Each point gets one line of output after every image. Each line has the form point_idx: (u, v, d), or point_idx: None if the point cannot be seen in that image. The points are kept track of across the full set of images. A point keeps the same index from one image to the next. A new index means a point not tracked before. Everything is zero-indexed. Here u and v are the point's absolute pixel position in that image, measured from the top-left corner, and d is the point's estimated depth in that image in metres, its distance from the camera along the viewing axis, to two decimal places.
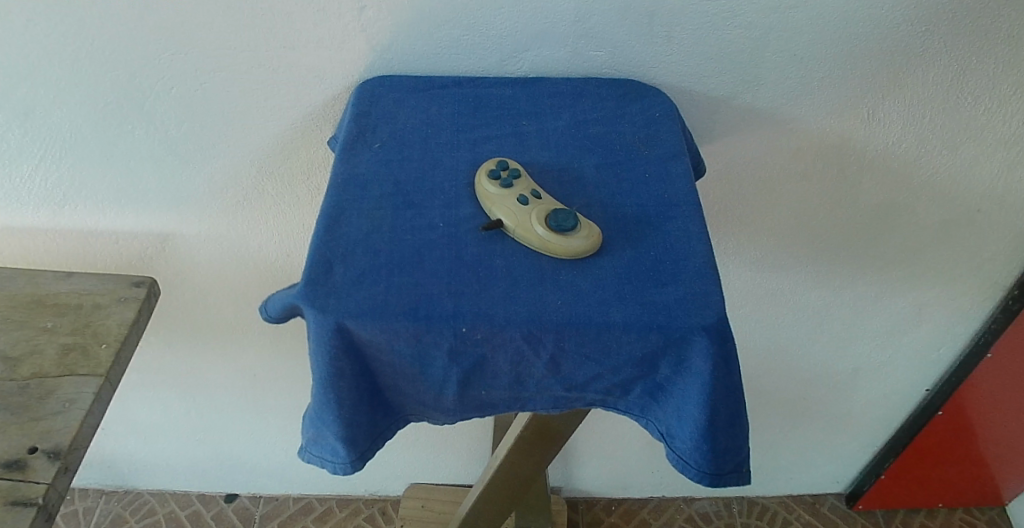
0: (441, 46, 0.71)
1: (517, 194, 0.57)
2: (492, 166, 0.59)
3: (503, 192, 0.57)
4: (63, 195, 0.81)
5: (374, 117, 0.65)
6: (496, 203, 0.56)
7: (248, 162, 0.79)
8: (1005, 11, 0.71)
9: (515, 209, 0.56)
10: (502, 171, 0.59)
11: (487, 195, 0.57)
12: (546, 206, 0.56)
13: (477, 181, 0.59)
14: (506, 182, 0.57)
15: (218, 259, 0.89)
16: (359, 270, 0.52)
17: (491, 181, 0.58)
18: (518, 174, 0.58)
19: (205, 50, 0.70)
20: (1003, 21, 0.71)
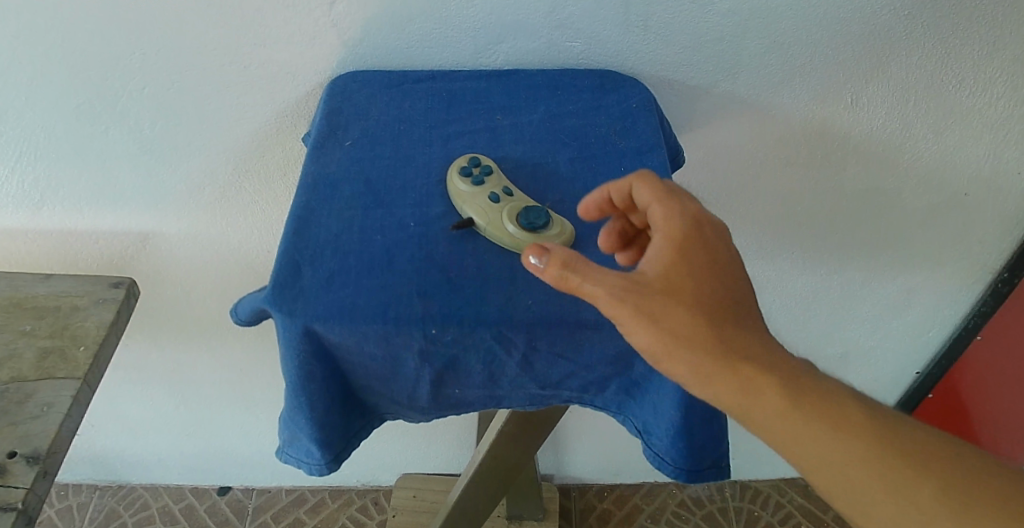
0: (414, 40, 0.70)
1: (488, 191, 0.56)
2: (464, 163, 0.59)
3: (474, 190, 0.56)
4: (40, 196, 0.81)
5: (346, 114, 0.65)
6: (467, 201, 0.56)
7: (225, 160, 0.79)
8: None
9: (486, 207, 0.55)
10: (474, 168, 0.58)
11: (458, 193, 0.56)
12: (519, 204, 0.55)
13: (448, 179, 0.58)
14: (478, 179, 0.57)
15: (199, 257, 0.88)
16: (328, 272, 0.52)
17: (462, 178, 0.57)
18: (490, 170, 0.58)
19: (176, 50, 0.69)
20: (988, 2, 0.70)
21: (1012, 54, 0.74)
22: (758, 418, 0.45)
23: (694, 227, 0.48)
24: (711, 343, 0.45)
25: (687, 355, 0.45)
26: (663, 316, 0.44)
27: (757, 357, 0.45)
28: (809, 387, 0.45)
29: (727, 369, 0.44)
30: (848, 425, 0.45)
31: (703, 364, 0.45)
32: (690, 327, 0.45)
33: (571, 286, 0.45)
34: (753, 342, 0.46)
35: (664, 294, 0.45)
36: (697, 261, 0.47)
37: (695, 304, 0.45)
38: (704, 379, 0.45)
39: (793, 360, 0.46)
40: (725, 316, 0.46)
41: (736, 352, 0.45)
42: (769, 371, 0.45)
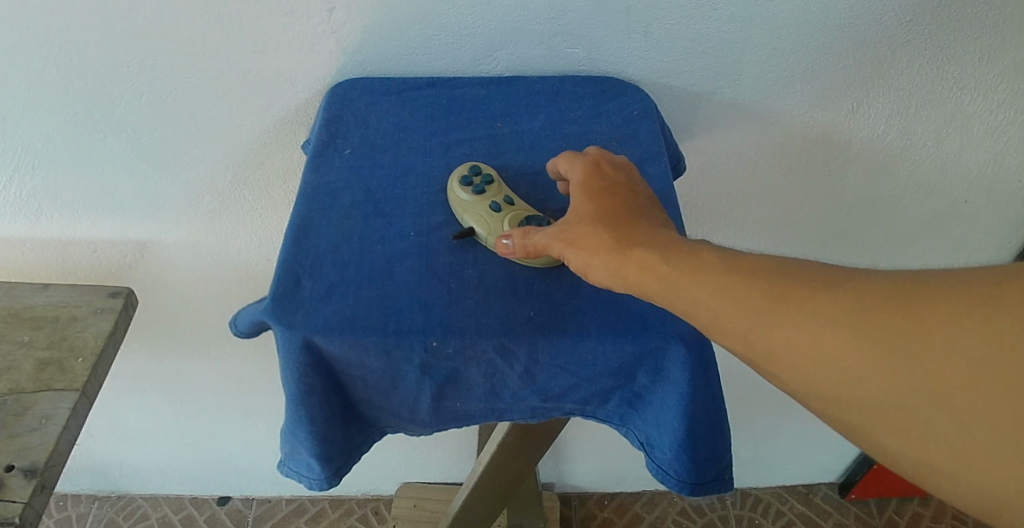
0: (414, 47, 0.69)
1: (489, 200, 0.55)
2: (465, 171, 0.58)
3: (476, 199, 0.55)
4: (37, 205, 0.80)
5: (345, 122, 0.64)
6: (469, 210, 0.55)
7: (224, 168, 0.78)
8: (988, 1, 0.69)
9: (488, 217, 0.54)
10: (474, 177, 0.57)
11: (459, 202, 0.56)
12: (521, 213, 0.55)
13: (449, 188, 0.57)
14: (479, 188, 0.56)
15: (198, 266, 0.88)
16: (328, 283, 0.51)
17: (463, 187, 0.56)
18: (490, 179, 0.57)
19: (174, 58, 0.69)
20: (992, 6, 0.70)
21: (1014, 60, 0.74)
22: (800, 369, 0.41)
23: (600, 166, 0.54)
24: (719, 295, 0.43)
25: (650, 284, 0.45)
26: (582, 234, 0.49)
27: (793, 308, 0.41)
28: (869, 323, 0.39)
29: (642, 267, 0.46)
30: (924, 361, 0.37)
31: (663, 284, 0.45)
32: (602, 234, 0.48)
33: (532, 250, 0.50)
34: (785, 290, 0.42)
35: (580, 219, 0.50)
36: (608, 189, 0.52)
37: (602, 215, 0.49)
38: (620, 270, 0.47)
39: (847, 296, 0.40)
40: (647, 231, 0.48)
41: (759, 307, 0.42)
42: (813, 322, 0.41)
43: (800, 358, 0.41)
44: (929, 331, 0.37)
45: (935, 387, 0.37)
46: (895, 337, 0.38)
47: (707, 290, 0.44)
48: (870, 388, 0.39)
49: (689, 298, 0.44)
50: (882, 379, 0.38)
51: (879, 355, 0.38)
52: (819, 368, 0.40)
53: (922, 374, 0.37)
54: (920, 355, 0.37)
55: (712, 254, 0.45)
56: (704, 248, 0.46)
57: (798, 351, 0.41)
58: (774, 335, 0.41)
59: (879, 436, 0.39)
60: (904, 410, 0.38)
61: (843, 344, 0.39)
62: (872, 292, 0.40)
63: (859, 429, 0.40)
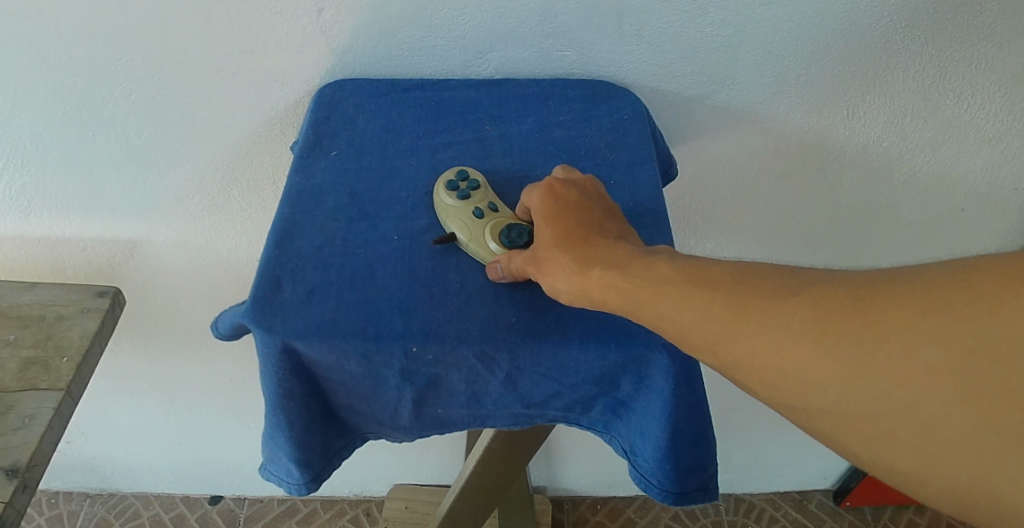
0: (404, 49, 0.69)
1: (474, 207, 0.55)
2: (452, 176, 0.57)
3: (460, 205, 0.55)
4: (26, 203, 0.80)
5: (332, 123, 0.64)
6: (452, 216, 0.54)
7: (213, 168, 0.78)
8: (985, 8, 0.68)
9: (471, 224, 0.54)
10: (461, 182, 0.57)
11: (444, 207, 0.55)
12: (505, 222, 0.54)
13: (435, 192, 0.56)
14: (464, 194, 0.55)
15: (188, 265, 0.87)
16: (309, 287, 0.51)
17: (448, 192, 0.56)
18: (477, 185, 0.56)
19: (161, 57, 0.68)
20: (989, 13, 0.69)
21: (1012, 68, 0.73)
22: (783, 383, 0.41)
23: (564, 181, 0.54)
24: (686, 306, 0.43)
25: (615, 300, 0.45)
26: (551, 256, 0.49)
27: (762, 318, 0.41)
28: (836, 330, 0.39)
29: (606, 283, 0.46)
30: (896, 366, 0.38)
31: (627, 299, 0.45)
32: (568, 253, 0.48)
33: (517, 274, 0.50)
34: (750, 302, 0.42)
35: (549, 240, 0.50)
36: (571, 204, 0.51)
37: (568, 233, 0.49)
38: (586, 289, 0.47)
39: (817, 306, 0.40)
40: (610, 244, 0.48)
41: (733, 320, 0.42)
42: (782, 331, 0.41)
43: (772, 369, 0.41)
44: (897, 333, 0.38)
45: (909, 388, 0.37)
46: (863, 342, 0.39)
47: (673, 301, 0.43)
48: (855, 396, 0.39)
49: (655, 312, 0.44)
50: (856, 386, 0.39)
51: (851, 362, 0.39)
52: (799, 382, 0.40)
53: (897, 378, 0.38)
54: (891, 359, 0.38)
55: (673, 264, 0.45)
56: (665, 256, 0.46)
57: (769, 362, 0.41)
58: (744, 347, 0.42)
59: (855, 440, 0.40)
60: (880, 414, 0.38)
61: (816, 355, 0.40)
62: (836, 298, 0.40)
63: (836, 435, 0.40)
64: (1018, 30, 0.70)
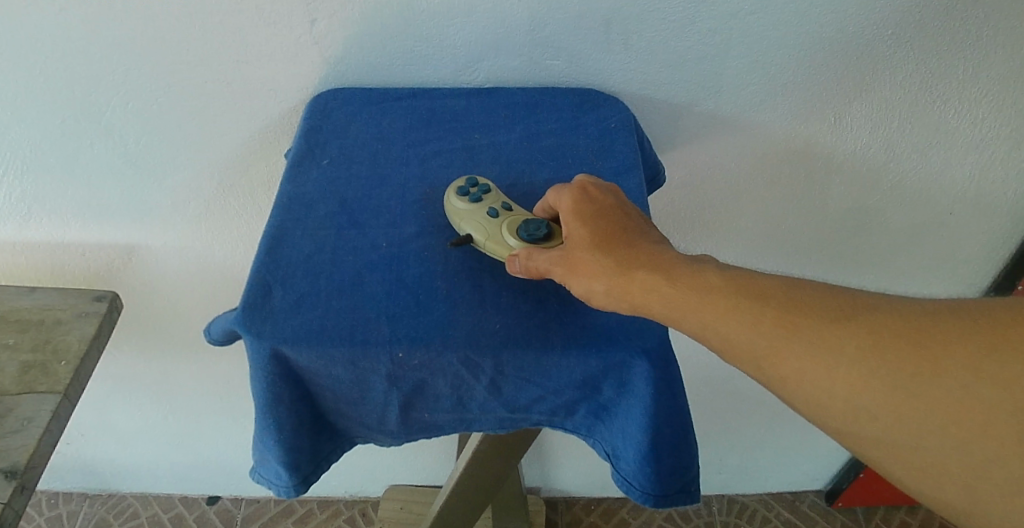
0: (396, 58, 0.70)
1: (487, 207, 0.56)
2: (461, 182, 0.59)
3: (474, 208, 0.56)
4: (25, 208, 0.81)
5: (324, 131, 0.65)
6: (468, 220, 0.56)
7: (209, 175, 0.79)
8: (970, 14, 0.69)
9: (488, 226, 0.55)
10: (470, 186, 0.58)
11: (458, 212, 0.56)
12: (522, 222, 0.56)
13: (446, 199, 0.58)
14: (476, 197, 0.57)
15: (185, 270, 0.89)
16: (298, 293, 0.52)
17: (459, 197, 0.57)
18: (486, 187, 0.58)
19: (158, 66, 0.69)
20: (974, 19, 0.70)
21: (998, 75, 0.74)
22: (826, 401, 0.42)
23: (593, 188, 0.55)
24: (735, 318, 0.44)
25: (656, 304, 0.47)
26: (585, 259, 0.50)
27: (812, 337, 0.42)
28: (888, 357, 0.41)
29: (647, 288, 0.47)
30: (945, 400, 0.39)
31: (669, 304, 0.46)
32: (604, 258, 0.49)
33: (536, 272, 0.51)
34: (799, 318, 0.43)
35: (582, 244, 0.51)
36: (604, 212, 0.53)
37: (603, 239, 0.51)
38: (625, 291, 0.48)
39: (868, 328, 0.42)
40: (648, 251, 0.50)
41: (781, 336, 0.43)
42: (832, 352, 0.42)
43: (816, 390, 0.42)
44: (948, 366, 0.39)
45: (953, 421, 0.39)
46: (914, 370, 0.40)
47: (722, 313, 0.45)
48: (898, 423, 0.40)
49: (700, 320, 0.45)
50: (900, 412, 0.40)
51: (899, 389, 0.40)
52: (842, 401, 0.41)
53: (947, 411, 0.39)
54: (939, 390, 0.39)
55: (720, 276, 0.46)
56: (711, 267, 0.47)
57: (815, 380, 0.42)
58: (789, 363, 0.43)
59: (892, 462, 0.41)
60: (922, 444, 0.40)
61: (862, 377, 0.41)
62: (888, 324, 0.42)
63: (870, 453, 0.42)
64: (1002, 39, 0.71)
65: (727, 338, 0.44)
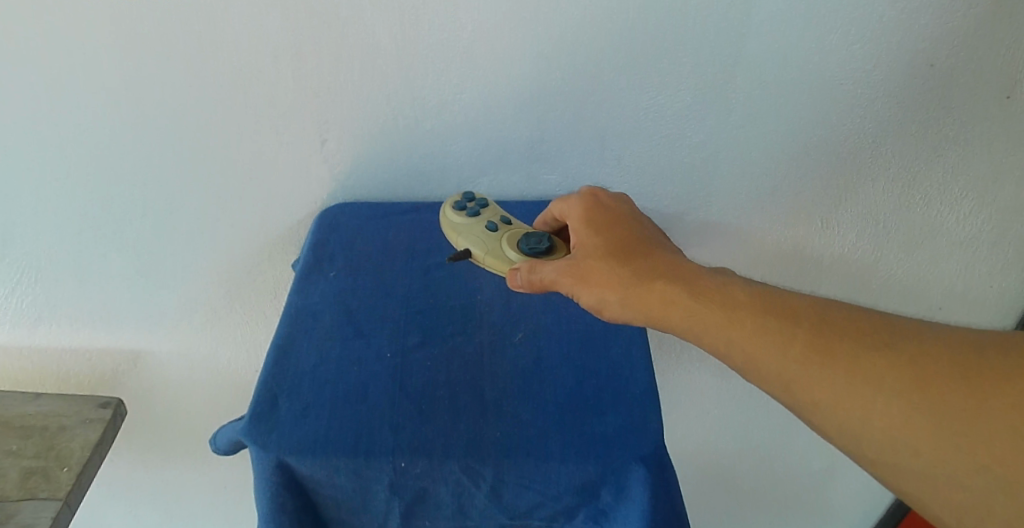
0: (402, 173, 0.75)
1: (484, 223, 0.63)
2: (458, 199, 0.67)
3: (471, 222, 0.64)
4: (36, 315, 0.83)
5: (332, 244, 0.68)
6: (464, 233, 0.63)
7: (218, 282, 0.82)
8: (946, 120, 0.74)
9: (482, 236, 0.62)
10: (468, 203, 0.66)
11: (455, 225, 0.64)
12: (515, 231, 0.63)
13: (444, 213, 0.66)
14: (473, 211, 0.64)
15: (189, 375, 0.90)
16: (304, 404, 0.54)
17: (458, 212, 0.65)
18: (483, 204, 0.65)
19: (175, 181, 0.74)
20: (949, 126, 0.75)
21: (974, 175, 0.78)
22: (842, 417, 0.47)
23: (597, 208, 0.61)
24: (763, 339, 0.50)
25: (677, 318, 0.53)
26: (595, 271, 0.56)
27: (834, 358, 0.48)
28: (906, 380, 0.46)
29: (664, 300, 0.53)
30: (950, 420, 0.44)
31: (693, 319, 0.52)
32: (623, 271, 0.55)
33: (539, 283, 0.57)
34: (822, 339, 0.49)
35: (591, 257, 0.57)
36: (612, 231, 0.59)
37: (617, 254, 0.57)
38: (647, 308, 0.53)
39: (883, 351, 0.47)
40: (666, 267, 0.56)
41: (805, 358, 0.48)
42: (859, 380, 0.47)
43: (836, 407, 0.47)
44: (967, 399, 0.44)
45: (971, 452, 0.43)
46: (936, 401, 0.45)
47: (756, 340, 0.50)
48: (904, 441, 0.45)
49: (728, 338, 0.51)
50: (922, 441, 0.45)
51: (921, 417, 0.45)
52: (857, 416, 0.47)
53: (950, 431, 0.44)
54: (957, 422, 0.44)
55: (747, 296, 0.52)
56: (740, 288, 0.53)
57: (845, 407, 0.47)
58: (822, 390, 0.47)
59: (910, 486, 0.46)
60: (941, 472, 0.44)
61: (876, 396, 0.46)
62: (902, 350, 0.47)
63: (893, 480, 0.46)
64: (970, 150, 0.77)
65: (753, 356, 0.50)
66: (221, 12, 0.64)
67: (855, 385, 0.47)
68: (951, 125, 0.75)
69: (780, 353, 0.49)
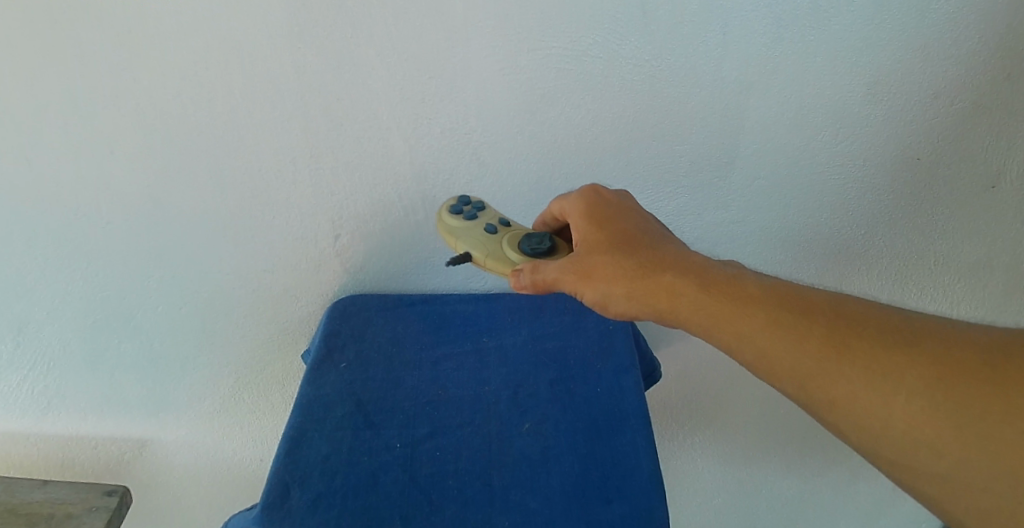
0: (412, 266, 0.78)
1: (482, 225, 0.65)
2: (454, 203, 0.68)
3: (469, 225, 0.65)
4: (42, 407, 0.82)
5: (343, 334, 0.70)
6: (463, 236, 0.65)
7: (228, 371, 0.84)
8: (934, 217, 0.79)
9: (482, 238, 0.64)
10: (464, 207, 0.67)
11: (454, 229, 0.66)
12: (514, 233, 0.64)
13: (442, 218, 0.67)
14: (471, 216, 0.66)
15: (193, 464, 0.90)
16: (315, 494, 0.56)
17: (455, 217, 0.66)
18: (480, 208, 0.67)
19: (192, 272, 0.75)
20: (937, 221, 0.80)
21: (964, 267, 0.83)
22: (857, 413, 0.47)
23: (598, 201, 0.60)
24: (777, 334, 0.49)
25: (686, 311, 0.52)
26: (596, 266, 0.55)
27: (849, 353, 0.47)
28: (923, 378, 0.45)
29: (670, 293, 0.53)
30: (967, 423, 0.44)
31: (701, 313, 0.52)
32: (628, 268, 0.54)
33: (542, 283, 0.56)
34: (838, 334, 0.48)
35: (593, 252, 0.56)
36: (614, 223, 0.58)
37: (620, 251, 0.56)
38: (654, 305, 0.53)
39: (900, 348, 0.47)
40: (672, 259, 0.55)
41: (820, 354, 0.48)
42: (876, 376, 0.46)
43: (850, 402, 0.47)
44: (985, 402, 0.44)
45: (993, 457, 0.43)
46: (958, 403, 0.44)
47: (773, 337, 0.49)
48: (920, 441, 0.45)
49: (737, 333, 0.50)
50: (942, 443, 0.44)
51: (940, 419, 0.44)
52: (872, 412, 0.46)
53: (967, 433, 0.44)
54: (980, 424, 0.43)
55: (760, 291, 0.52)
56: (754, 282, 0.52)
57: (860, 403, 0.46)
58: (839, 387, 0.47)
59: (924, 485, 0.45)
60: (960, 474, 0.44)
61: (893, 394, 0.46)
62: (920, 349, 0.46)
63: (905, 477, 0.46)
64: (960, 242, 0.82)
65: (764, 351, 0.49)
66: (246, 116, 0.66)
67: (870, 381, 0.46)
68: (938, 215, 0.79)
69: (793, 347, 0.48)
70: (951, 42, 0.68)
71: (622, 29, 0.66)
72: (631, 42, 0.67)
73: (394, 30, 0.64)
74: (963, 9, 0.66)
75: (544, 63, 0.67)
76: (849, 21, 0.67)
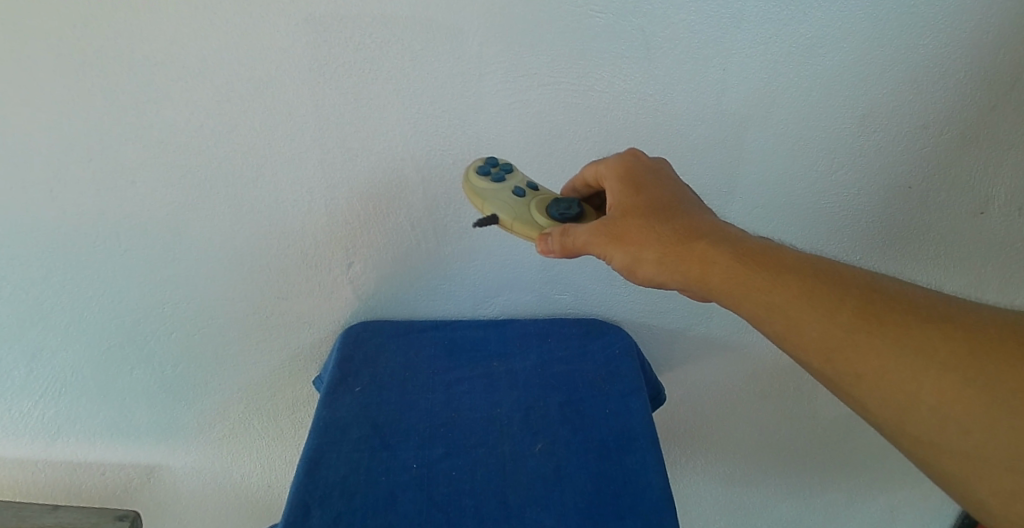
0: (421, 293, 0.80)
1: (511, 188, 0.64)
2: (482, 163, 0.67)
3: (497, 187, 0.64)
4: (52, 433, 0.83)
5: (356, 360, 0.74)
6: (491, 198, 0.63)
7: (238, 398, 0.85)
8: (929, 237, 0.82)
9: (510, 201, 0.63)
10: (492, 168, 0.66)
11: (481, 190, 0.64)
12: (542, 197, 0.64)
13: (468, 178, 0.65)
14: (499, 178, 0.65)
15: (200, 491, 0.91)
16: (335, 513, 0.59)
17: (483, 178, 0.65)
18: (509, 169, 0.66)
19: (206, 298, 0.77)
20: (929, 244, 0.83)
21: (957, 287, 0.86)
22: (880, 384, 0.48)
23: (634, 168, 0.61)
24: (807, 302, 0.51)
25: (716, 280, 0.54)
26: (628, 231, 0.57)
27: (878, 325, 0.49)
28: (946, 355, 0.47)
29: (701, 261, 0.55)
30: (987, 405, 0.45)
31: (731, 282, 0.53)
32: (662, 237, 0.56)
33: (570, 247, 0.58)
34: (868, 306, 0.50)
35: (626, 217, 0.58)
36: (649, 190, 0.59)
37: (654, 220, 0.57)
38: (684, 275, 0.55)
39: (927, 324, 0.48)
40: (709, 228, 0.56)
41: (848, 323, 0.50)
42: (901, 348, 0.48)
43: (873, 372, 0.49)
44: (1006, 385, 0.45)
45: (1011, 435, 0.44)
46: (982, 381, 0.46)
47: (803, 309, 0.51)
48: (938, 418, 0.46)
49: (767, 301, 0.52)
50: (964, 420, 0.46)
51: (959, 397, 0.46)
52: (893, 385, 0.48)
53: (986, 414, 0.45)
54: (1005, 403, 0.45)
55: (794, 263, 0.53)
56: (791, 256, 0.54)
57: (883, 375, 0.48)
58: (865, 358, 0.49)
59: (938, 461, 0.47)
60: (980, 453, 0.45)
61: (916, 367, 0.47)
62: (948, 328, 0.48)
63: (921, 453, 0.48)
64: (954, 260, 0.84)
65: (792, 319, 0.51)
66: (263, 147, 0.69)
67: (893, 353, 0.48)
68: (930, 242, 0.83)
69: (822, 316, 0.50)
70: (939, 76, 0.72)
71: (627, 65, 0.69)
72: (635, 77, 0.70)
73: (410, 66, 0.66)
74: (950, 44, 0.70)
75: (552, 97, 0.70)
76: (843, 58, 0.70)
